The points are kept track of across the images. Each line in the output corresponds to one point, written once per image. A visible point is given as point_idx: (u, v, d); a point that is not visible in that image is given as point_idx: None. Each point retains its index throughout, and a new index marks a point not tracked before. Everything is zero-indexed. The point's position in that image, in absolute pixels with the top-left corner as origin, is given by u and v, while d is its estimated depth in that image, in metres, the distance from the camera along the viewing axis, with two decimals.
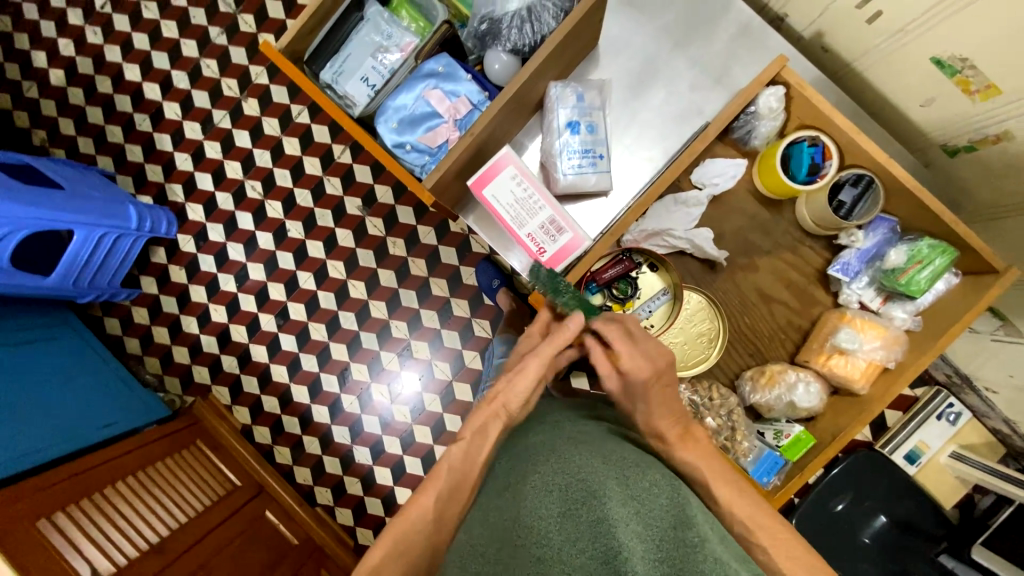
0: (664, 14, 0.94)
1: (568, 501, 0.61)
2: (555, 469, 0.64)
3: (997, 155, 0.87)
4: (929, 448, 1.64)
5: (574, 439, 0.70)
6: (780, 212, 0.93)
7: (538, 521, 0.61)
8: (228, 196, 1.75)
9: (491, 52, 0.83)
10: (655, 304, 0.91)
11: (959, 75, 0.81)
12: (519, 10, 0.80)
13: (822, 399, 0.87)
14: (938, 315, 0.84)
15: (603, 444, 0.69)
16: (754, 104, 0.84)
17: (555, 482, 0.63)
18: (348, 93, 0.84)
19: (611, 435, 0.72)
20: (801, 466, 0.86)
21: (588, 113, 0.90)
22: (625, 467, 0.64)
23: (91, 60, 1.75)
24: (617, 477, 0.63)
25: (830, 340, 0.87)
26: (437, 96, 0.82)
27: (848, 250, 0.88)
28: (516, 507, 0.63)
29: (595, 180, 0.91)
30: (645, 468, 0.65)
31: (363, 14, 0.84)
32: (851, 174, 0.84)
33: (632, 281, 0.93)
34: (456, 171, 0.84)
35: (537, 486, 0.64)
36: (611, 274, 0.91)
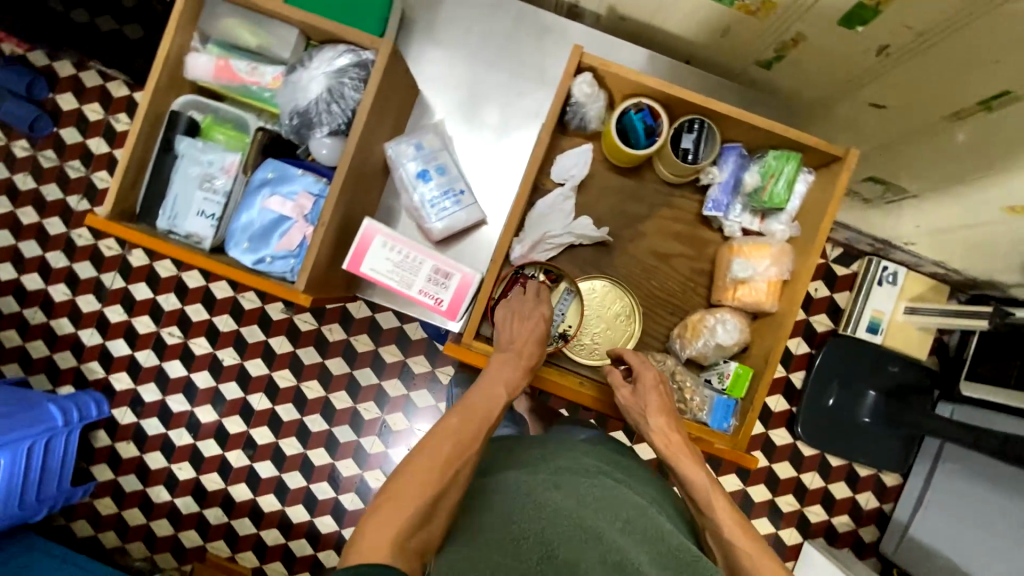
0: (468, 42, 0.99)
1: (545, 545, 0.58)
2: (528, 515, 0.62)
3: (802, 53, 0.94)
4: (884, 313, 1.71)
5: (553, 480, 0.68)
6: (643, 176, 0.97)
7: (512, 561, 0.57)
8: (149, 352, 1.68)
9: (313, 140, 0.84)
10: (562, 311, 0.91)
11: (736, 3, 0.87)
12: (321, 94, 0.81)
13: (743, 330, 0.90)
14: (808, 214, 0.89)
15: (578, 486, 0.67)
16: (572, 95, 0.88)
17: (534, 526, 0.60)
18: (190, 231, 0.82)
19: (587, 470, 0.72)
20: (750, 399, 0.86)
21: (432, 157, 0.92)
22: (600, 513, 0.63)
23: None
24: (592, 517, 0.62)
25: (729, 274, 0.91)
26: (277, 201, 0.82)
27: (712, 187, 0.92)
28: (488, 544, 0.59)
29: (464, 215, 0.92)
30: (618, 509, 0.65)
31: (177, 152, 0.83)
32: (683, 122, 0.88)
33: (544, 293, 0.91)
34: (326, 261, 0.84)
35: (510, 531, 0.60)
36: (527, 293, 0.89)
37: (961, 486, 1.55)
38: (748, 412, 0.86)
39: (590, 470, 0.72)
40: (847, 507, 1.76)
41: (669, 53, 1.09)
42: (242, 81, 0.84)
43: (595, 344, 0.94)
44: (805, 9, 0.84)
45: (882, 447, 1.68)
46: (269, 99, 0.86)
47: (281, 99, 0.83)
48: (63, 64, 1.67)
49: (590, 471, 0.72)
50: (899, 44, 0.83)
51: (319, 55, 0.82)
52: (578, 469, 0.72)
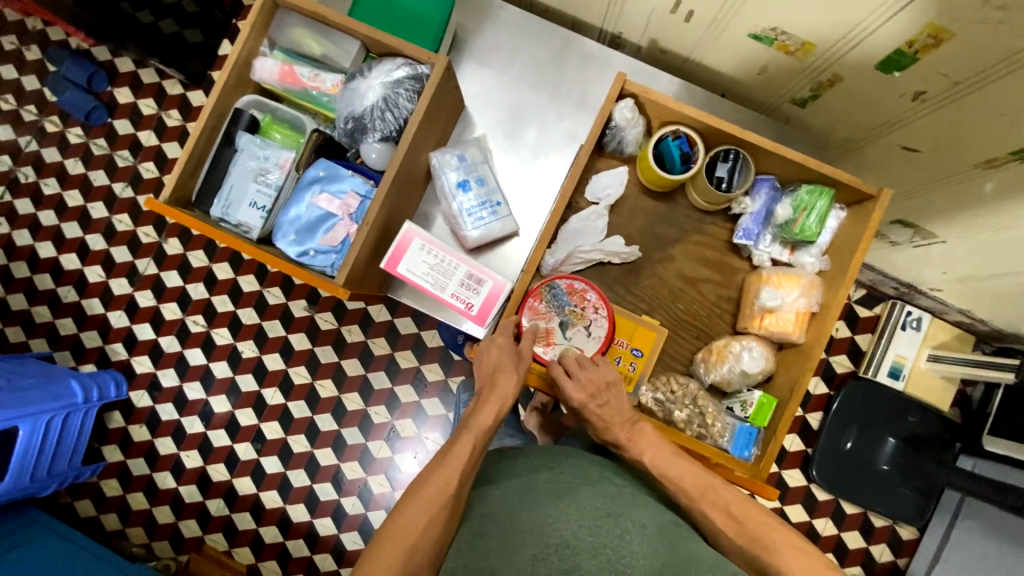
0: (514, 64, 1.04)
1: (542, 548, 0.61)
2: (530, 521, 0.64)
3: (837, 95, 0.97)
4: (907, 359, 1.68)
5: (553, 488, 0.68)
6: (675, 201, 0.99)
7: (511, 563, 0.60)
8: (172, 338, 1.72)
9: (364, 144, 0.88)
10: (588, 332, 0.88)
11: (776, 42, 0.92)
12: (378, 101, 0.86)
13: (768, 359, 0.90)
14: (838, 249, 0.90)
15: (577, 496, 0.67)
16: (612, 119, 0.91)
17: (540, 530, 0.62)
18: (241, 221, 0.86)
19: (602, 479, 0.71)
20: (772, 429, 0.86)
21: (473, 169, 0.96)
22: (597, 517, 0.64)
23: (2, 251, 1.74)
24: (591, 525, 0.63)
25: (757, 302, 0.91)
26: (326, 199, 0.85)
27: (743, 217, 0.94)
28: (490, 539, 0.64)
29: (500, 226, 0.95)
30: (616, 518, 0.64)
31: (236, 146, 0.88)
32: (720, 150, 0.91)
33: (575, 310, 0.89)
34: (366, 258, 0.87)
35: (512, 537, 0.63)
36: (560, 318, 0.89)
37: (981, 546, 1.49)
38: (770, 443, 0.86)
39: (593, 477, 0.71)
40: (859, 559, 1.70)
41: (705, 86, 1.12)
42: (304, 86, 0.90)
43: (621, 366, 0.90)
44: (843, 52, 0.87)
45: (898, 497, 1.63)
46: (327, 103, 0.91)
47: (339, 104, 0.88)
48: (124, 60, 1.77)
49: (595, 479, 0.71)
50: (935, 91, 0.86)
51: (379, 66, 0.87)
52: (580, 475, 0.71)
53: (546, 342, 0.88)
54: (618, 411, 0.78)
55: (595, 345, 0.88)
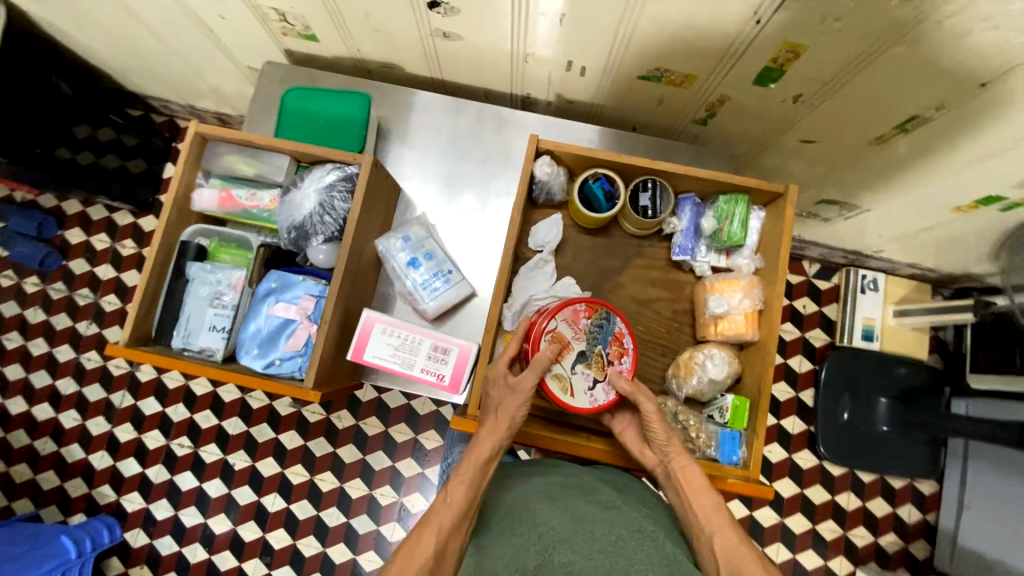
0: (438, 142, 1.13)
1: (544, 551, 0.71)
2: (534, 522, 0.74)
3: (730, 111, 1.07)
4: (875, 320, 1.75)
5: (554, 494, 0.80)
6: (612, 233, 1.06)
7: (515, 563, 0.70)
8: (160, 467, 1.67)
9: (310, 247, 0.92)
10: (596, 385, 0.84)
11: (664, 78, 1.02)
12: (315, 207, 0.90)
13: (732, 363, 0.94)
14: (767, 245, 0.96)
15: (574, 502, 0.78)
16: (535, 176, 0.98)
17: (540, 526, 0.74)
18: (203, 346, 0.87)
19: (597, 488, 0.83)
20: (753, 429, 0.88)
21: (420, 246, 1.00)
22: (592, 522, 0.75)
23: None
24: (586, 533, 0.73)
25: (707, 310, 0.96)
26: (281, 307, 0.88)
27: (675, 235, 1.01)
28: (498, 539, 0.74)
29: (454, 293, 1.00)
30: (611, 525, 0.74)
31: (187, 276, 0.91)
32: (639, 182, 0.99)
33: (603, 359, 0.85)
34: (331, 354, 0.89)
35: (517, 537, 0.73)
36: (587, 347, 0.85)
37: (998, 485, 1.50)
38: (753, 443, 0.87)
39: (588, 489, 0.82)
40: (891, 526, 1.70)
41: (616, 124, 1.21)
42: (243, 207, 0.94)
43: None
44: (720, 78, 0.97)
45: (907, 456, 1.65)
46: (268, 218, 0.95)
47: (279, 216, 0.92)
48: (70, 202, 1.80)
49: (592, 491, 0.82)
50: (810, 92, 0.95)
51: (311, 175, 0.92)
52: (578, 487, 0.83)
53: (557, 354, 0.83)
54: (657, 429, 0.80)
55: (583, 403, 0.83)
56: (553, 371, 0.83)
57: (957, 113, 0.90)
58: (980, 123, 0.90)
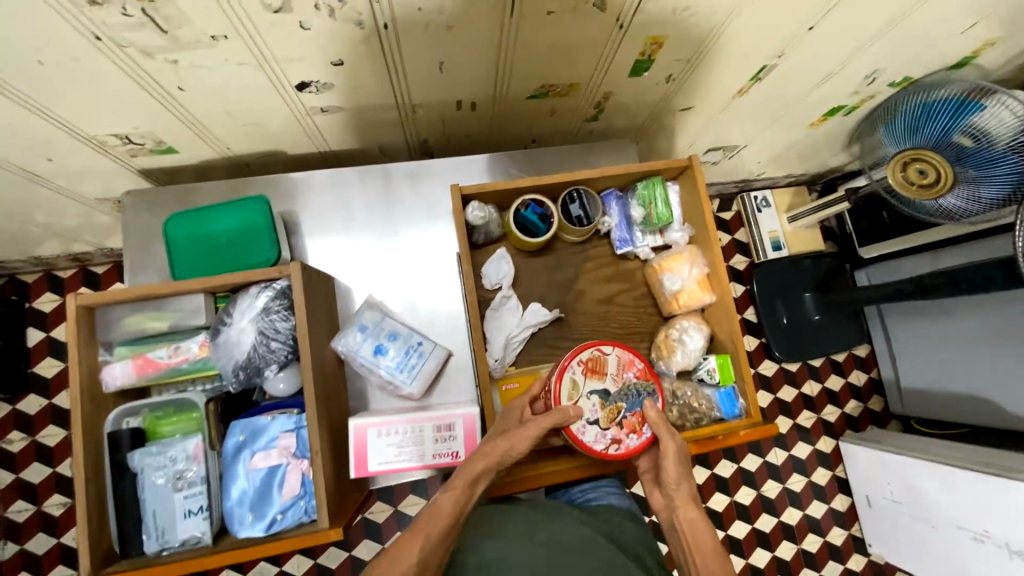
0: (353, 217, 1.08)
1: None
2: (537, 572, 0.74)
3: (615, 102, 1.13)
4: (777, 231, 1.98)
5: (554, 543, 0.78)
6: (556, 248, 1.08)
7: None
8: None
9: (266, 380, 0.83)
10: (596, 423, 0.84)
11: (551, 92, 1.05)
12: (256, 339, 0.81)
13: (702, 327, 1.01)
14: (692, 213, 1.04)
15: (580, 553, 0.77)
16: (468, 222, 0.98)
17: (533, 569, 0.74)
18: (186, 536, 0.76)
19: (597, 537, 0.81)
20: (742, 379, 0.96)
21: (380, 329, 0.95)
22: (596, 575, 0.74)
23: None
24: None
25: (665, 290, 1.03)
26: (261, 457, 0.79)
27: (612, 230, 1.06)
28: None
29: (432, 363, 0.96)
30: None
31: (133, 469, 0.78)
32: (565, 196, 1.02)
33: (619, 395, 0.86)
34: (334, 481, 0.82)
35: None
36: (614, 392, 0.86)
37: (916, 330, 1.78)
38: (747, 390, 0.96)
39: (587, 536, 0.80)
40: (848, 393, 1.97)
41: (515, 142, 1.23)
42: (168, 366, 0.82)
43: None
44: (600, 78, 1.03)
45: (841, 332, 1.90)
46: (205, 365, 0.83)
47: (216, 361, 0.82)
48: None
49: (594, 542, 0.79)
50: (678, 70, 1.04)
51: (237, 305, 0.82)
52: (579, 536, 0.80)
53: (587, 372, 0.85)
54: (671, 472, 0.81)
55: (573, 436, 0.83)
56: (574, 375, 0.85)
57: (794, 56, 1.03)
58: (814, 58, 1.05)
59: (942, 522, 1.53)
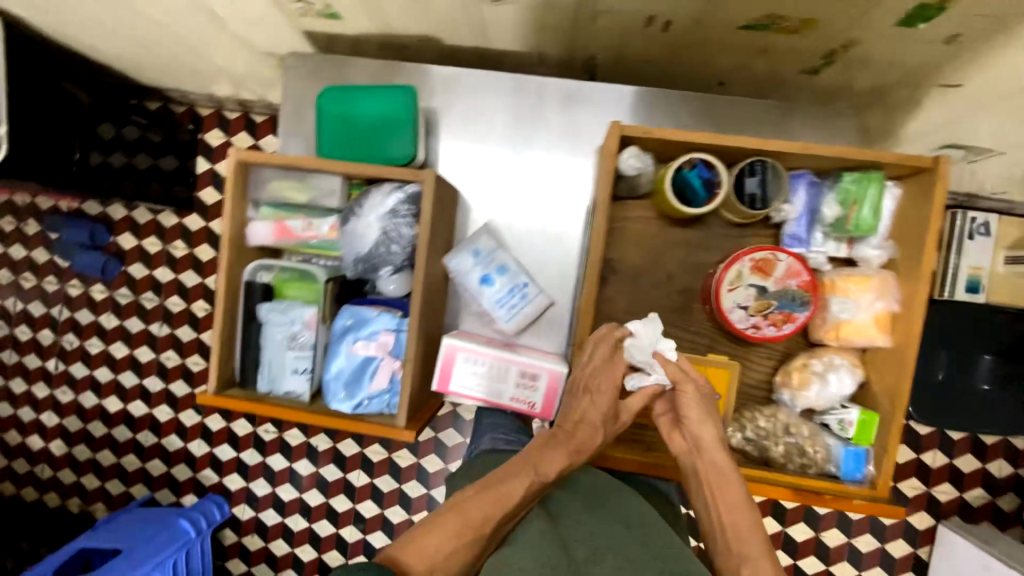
0: (496, 118, 0.99)
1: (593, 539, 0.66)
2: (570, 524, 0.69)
3: (855, 60, 0.84)
4: (983, 270, 1.46)
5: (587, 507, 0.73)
6: (707, 224, 0.92)
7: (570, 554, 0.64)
8: (252, 452, 1.67)
9: (380, 278, 0.86)
10: (745, 308, 0.85)
11: (775, 27, 0.78)
12: (379, 237, 0.81)
13: (856, 372, 0.84)
14: (903, 231, 0.81)
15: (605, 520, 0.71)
16: (620, 171, 0.85)
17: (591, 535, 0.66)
18: (289, 389, 0.86)
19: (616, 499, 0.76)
20: (883, 446, 0.79)
21: (491, 259, 0.91)
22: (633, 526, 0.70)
23: (76, 415, 1.76)
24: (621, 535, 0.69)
25: (827, 313, 0.85)
26: (361, 346, 0.83)
27: (787, 224, 0.87)
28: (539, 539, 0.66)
29: (532, 309, 0.93)
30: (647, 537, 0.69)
31: (258, 318, 0.87)
32: (743, 165, 0.83)
33: (775, 308, 0.85)
34: (417, 389, 0.85)
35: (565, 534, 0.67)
36: (772, 291, 0.85)
37: None
38: (883, 461, 0.79)
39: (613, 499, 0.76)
40: (982, 481, 1.63)
41: (697, 80, 1.00)
42: (300, 237, 0.87)
43: None
44: (858, 19, 0.73)
45: (1007, 410, 1.52)
46: (330, 246, 0.88)
47: (342, 246, 0.85)
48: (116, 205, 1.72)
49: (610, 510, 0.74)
50: (975, 31, 0.71)
51: (367, 200, 0.82)
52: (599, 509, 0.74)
53: (755, 268, 0.84)
54: (706, 434, 0.74)
55: (729, 313, 0.86)
56: (741, 267, 0.84)
57: None
58: None
59: None
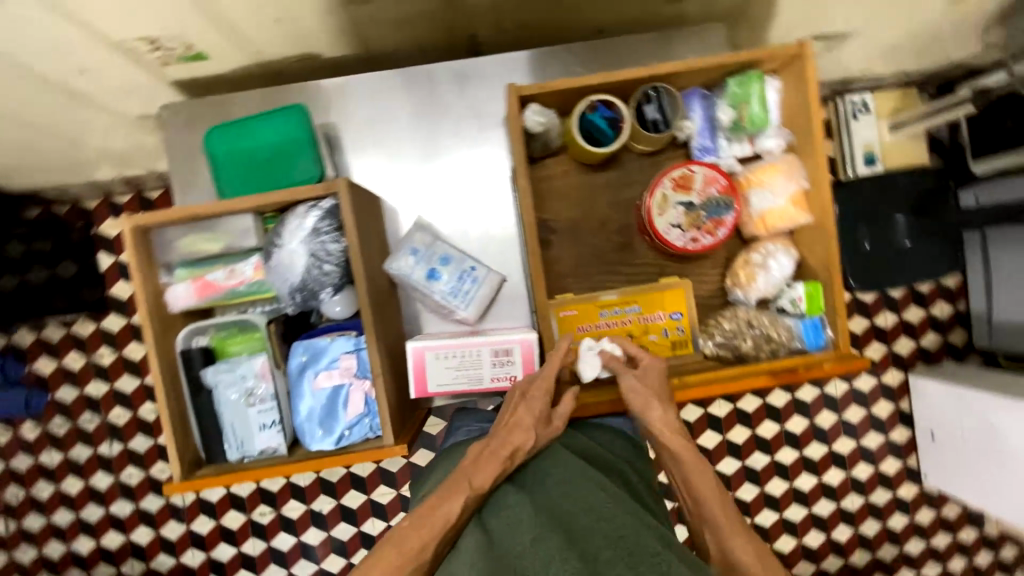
0: (397, 118, 0.98)
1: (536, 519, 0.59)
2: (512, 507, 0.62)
3: None
4: (874, 143, 1.58)
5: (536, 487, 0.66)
6: (624, 161, 0.96)
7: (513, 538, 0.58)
8: (254, 540, 1.50)
9: (323, 303, 0.82)
10: (679, 226, 0.89)
11: None
12: (308, 261, 0.78)
13: (791, 254, 0.89)
14: (792, 115, 0.87)
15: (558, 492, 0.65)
16: (528, 129, 0.86)
17: (526, 512, 0.60)
18: (263, 447, 0.80)
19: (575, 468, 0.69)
20: (833, 309, 0.85)
21: (432, 253, 0.90)
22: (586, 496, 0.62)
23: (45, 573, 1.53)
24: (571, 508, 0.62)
25: (750, 208, 0.90)
26: (324, 377, 0.80)
27: (693, 139, 0.91)
28: (484, 535, 0.61)
29: (486, 289, 0.91)
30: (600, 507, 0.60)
31: (207, 386, 0.81)
32: (639, 95, 0.87)
33: (704, 218, 0.89)
34: (396, 402, 0.83)
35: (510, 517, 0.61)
36: (699, 204, 0.89)
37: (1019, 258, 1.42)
38: (836, 322, 0.85)
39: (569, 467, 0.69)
40: None
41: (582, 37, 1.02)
42: (225, 289, 0.82)
43: (669, 335, 0.91)
44: None
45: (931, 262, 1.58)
46: (261, 288, 0.83)
47: (273, 284, 0.81)
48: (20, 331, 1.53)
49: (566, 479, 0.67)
50: None
51: (285, 225, 0.78)
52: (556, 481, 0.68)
53: (677, 186, 0.88)
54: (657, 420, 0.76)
55: (669, 236, 0.89)
56: (664, 190, 0.88)
57: None
58: None
59: (1021, 464, 1.25)
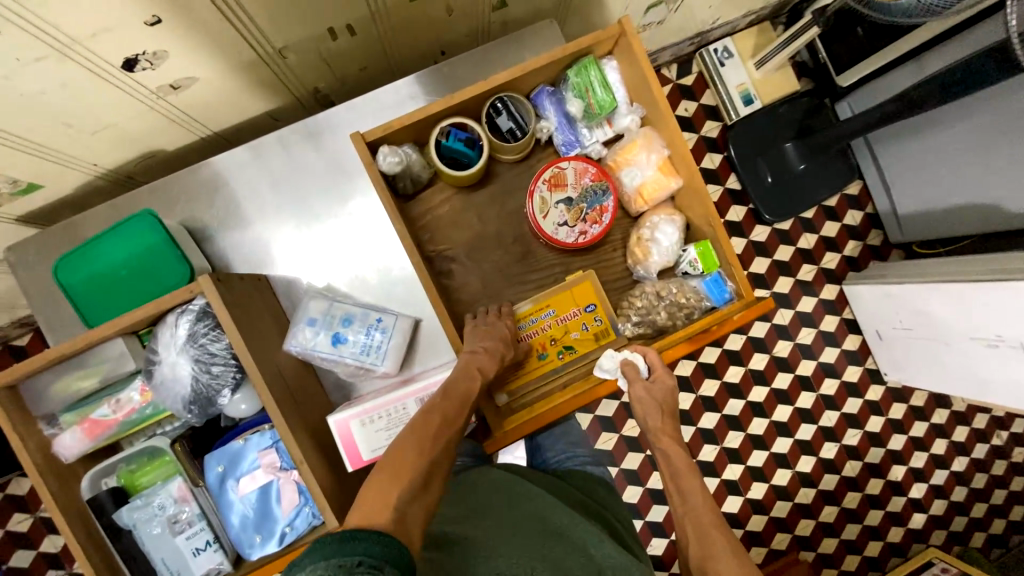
0: (263, 192, 0.95)
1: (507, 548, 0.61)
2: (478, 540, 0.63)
3: None
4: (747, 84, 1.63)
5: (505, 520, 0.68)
6: (498, 173, 0.96)
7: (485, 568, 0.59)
8: None
9: (225, 406, 0.78)
10: (565, 223, 0.90)
11: None
12: (193, 368, 0.74)
13: (675, 220, 0.92)
14: (635, 90, 0.89)
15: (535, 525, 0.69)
16: (386, 171, 0.85)
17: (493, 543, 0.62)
18: (205, 570, 0.76)
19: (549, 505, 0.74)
20: (727, 262, 0.88)
21: (331, 318, 0.87)
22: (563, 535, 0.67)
23: None
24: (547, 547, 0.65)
25: (626, 188, 0.92)
26: (247, 481, 0.76)
27: (554, 135, 0.92)
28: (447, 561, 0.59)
29: (397, 338, 0.89)
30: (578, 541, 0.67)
31: (124, 529, 0.75)
32: (488, 109, 0.87)
33: (586, 210, 0.90)
34: (331, 481, 0.79)
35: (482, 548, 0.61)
36: (577, 197, 0.90)
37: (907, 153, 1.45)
38: (734, 273, 0.88)
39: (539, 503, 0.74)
40: None
41: (422, 62, 1.03)
42: (118, 422, 0.77)
43: (589, 329, 0.91)
44: None
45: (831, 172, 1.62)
46: (156, 409, 0.78)
47: (165, 402, 0.76)
48: None
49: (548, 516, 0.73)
50: None
51: (160, 339, 0.75)
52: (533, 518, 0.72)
53: (551, 186, 0.89)
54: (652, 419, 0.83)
55: (558, 235, 0.90)
56: (541, 192, 0.89)
57: None
58: None
59: (958, 343, 1.31)
